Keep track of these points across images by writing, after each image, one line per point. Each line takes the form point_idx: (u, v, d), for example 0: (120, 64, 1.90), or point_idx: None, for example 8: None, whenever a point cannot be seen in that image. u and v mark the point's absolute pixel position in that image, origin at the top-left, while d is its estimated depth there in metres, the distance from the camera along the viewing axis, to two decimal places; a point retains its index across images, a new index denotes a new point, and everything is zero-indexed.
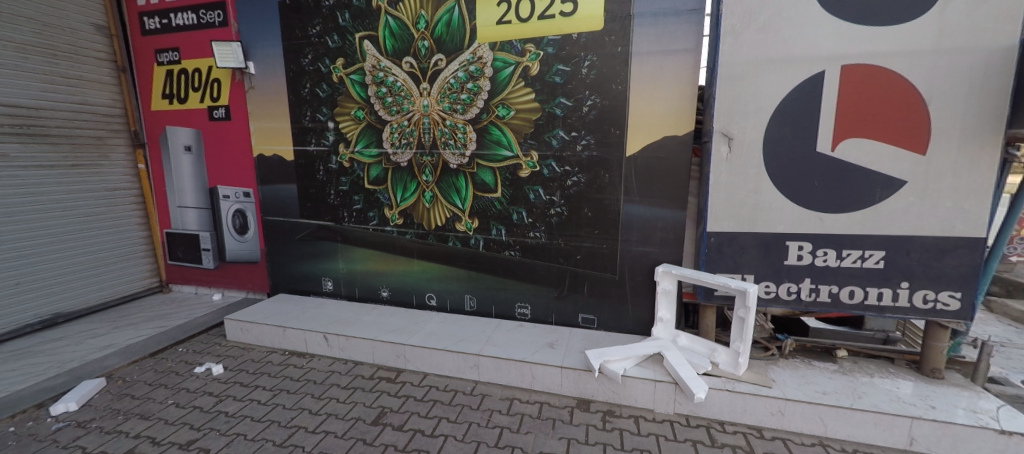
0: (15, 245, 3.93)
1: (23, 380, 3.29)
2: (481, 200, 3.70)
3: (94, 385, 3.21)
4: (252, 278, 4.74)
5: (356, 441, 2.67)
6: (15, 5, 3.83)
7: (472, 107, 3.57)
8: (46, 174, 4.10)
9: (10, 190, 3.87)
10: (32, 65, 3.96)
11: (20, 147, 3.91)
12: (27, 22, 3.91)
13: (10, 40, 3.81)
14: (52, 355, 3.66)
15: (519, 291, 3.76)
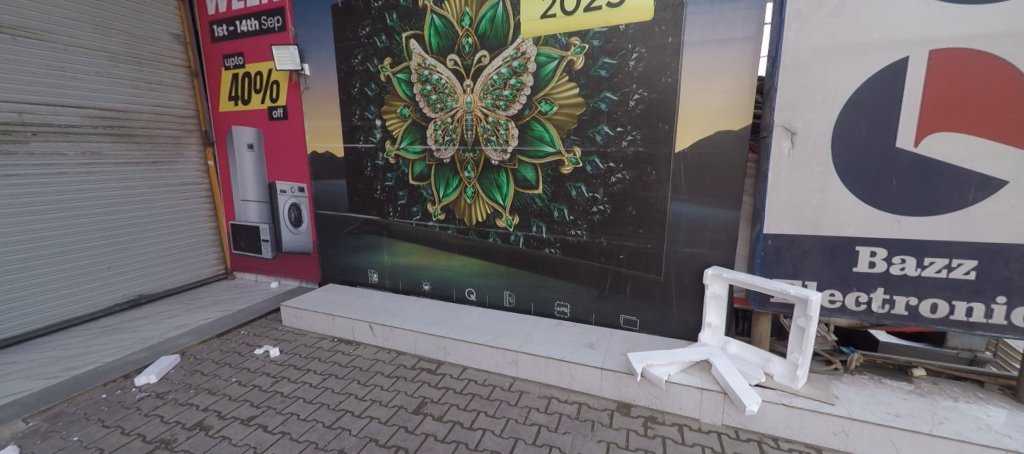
0: (107, 231, 4.35)
1: (112, 353, 3.64)
2: (522, 197, 3.67)
3: (171, 361, 3.50)
4: (305, 268, 4.99)
5: (399, 428, 2.73)
6: (107, 19, 4.22)
7: (515, 104, 3.54)
8: (133, 170, 4.51)
9: (104, 182, 4.28)
10: (121, 73, 4.34)
11: (112, 146, 4.32)
12: (118, 34, 4.30)
13: (104, 50, 4.21)
14: (137, 332, 4.03)
15: (559, 289, 3.70)
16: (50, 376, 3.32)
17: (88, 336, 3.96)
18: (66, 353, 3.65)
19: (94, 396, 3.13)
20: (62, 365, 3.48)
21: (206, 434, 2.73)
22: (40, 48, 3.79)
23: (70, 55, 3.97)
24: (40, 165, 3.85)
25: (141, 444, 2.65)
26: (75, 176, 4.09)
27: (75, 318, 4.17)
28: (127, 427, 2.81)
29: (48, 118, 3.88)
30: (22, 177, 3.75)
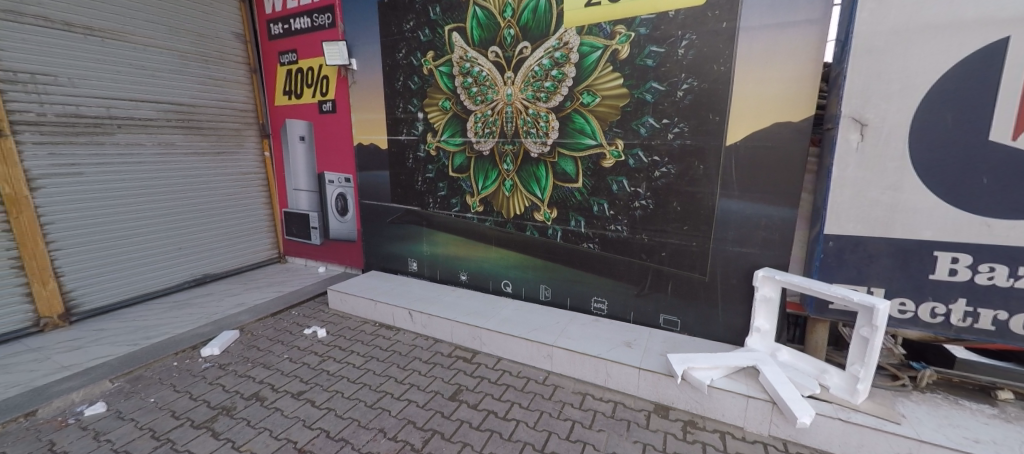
0: (179, 215, 4.70)
1: (181, 326, 3.94)
2: (561, 191, 3.61)
3: (231, 335, 3.74)
4: (349, 255, 5.18)
5: (435, 413, 2.78)
6: (179, 21, 4.51)
7: (556, 95, 3.48)
8: (201, 160, 4.83)
9: (176, 170, 4.62)
10: (191, 70, 4.65)
11: (183, 138, 4.64)
12: (189, 34, 4.60)
13: (177, 49, 4.51)
14: (202, 308, 4.35)
15: (597, 286, 3.62)
16: (131, 343, 3.64)
17: (162, 309, 4.31)
18: (143, 324, 3.99)
19: (166, 363, 3.40)
20: (141, 334, 3.80)
21: (261, 404, 2.90)
22: (124, 50, 4.12)
23: (149, 55, 4.30)
24: (124, 155, 4.21)
25: (206, 410, 2.85)
26: (153, 164, 4.43)
27: (151, 292, 4.54)
28: (194, 393, 3.03)
29: (130, 112, 4.22)
30: (109, 165, 4.12)
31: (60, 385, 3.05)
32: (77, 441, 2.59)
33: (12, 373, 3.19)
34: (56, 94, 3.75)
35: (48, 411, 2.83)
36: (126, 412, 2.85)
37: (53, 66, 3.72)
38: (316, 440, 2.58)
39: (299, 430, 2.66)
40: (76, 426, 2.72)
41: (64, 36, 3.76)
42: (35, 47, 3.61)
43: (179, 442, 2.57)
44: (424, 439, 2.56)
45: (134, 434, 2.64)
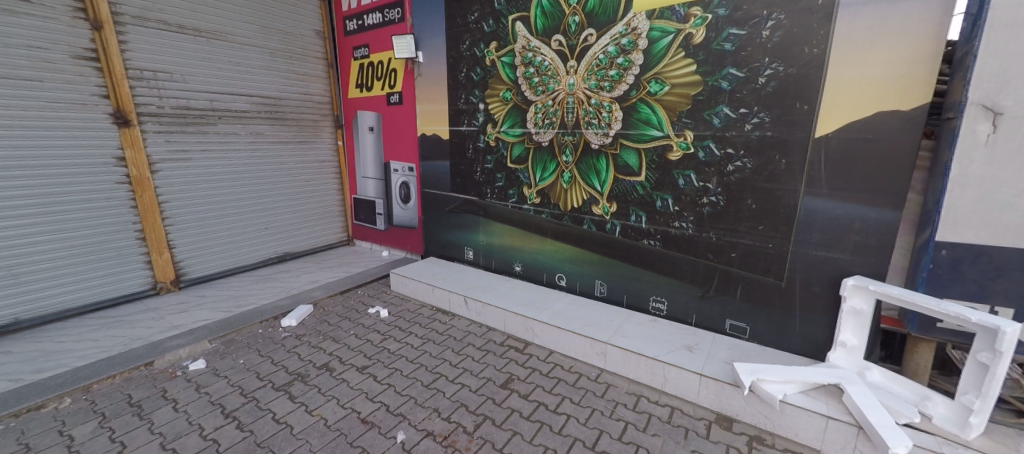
0: (267, 198, 5.13)
1: (264, 298, 4.32)
2: (622, 184, 3.47)
3: (306, 309, 4.04)
4: (410, 240, 5.38)
5: (487, 399, 2.81)
6: (270, 21, 4.87)
7: (620, 84, 3.33)
8: (285, 147, 5.22)
9: (264, 156, 5.04)
10: (280, 65, 5.02)
11: (271, 128, 5.04)
12: (278, 32, 4.95)
13: (268, 47, 4.89)
14: (283, 282, 4.73)
15: (657, 284, 3.45)
16: (225, 310, 4.05)
17: (250, 281, 4.75)
18: (234, 293, 4.43)
19: (253, 330, 3.75)
20: (233, 302, 4.22)
21: (330, 374, 3.10)
22: (225, 48, 4.54)
23: (245, 53, 4.70)
24: (224, 143, 4.66)
25: (284, 375, 3.11)
26: (245, 151, 4.86)
27: (241, 266, 5.00)
28: (275, 359, 3.31)
29: (229, 105, 4.65)
30: (211, 151, 4.58)
31: (170, 341, 3.46)
32: (184, 390, 2.94)
33: (135, 328, 3.67)
34: (172, 89, 4.21)
35: (162, 363, 3.24)
36: (221, 369, 3.18)
37: (169, 64, 4.17)
38: (377, 412, 2.70)
39: (362, 401, 2.81)
40: (183, 378, 3.08)
41: (177, 37, 4.20)
42: (157, 48, 4.07)
43: (261, 401, 2.82)
44: (476, 423, 2.60)
45: (226, 389, 2.94)
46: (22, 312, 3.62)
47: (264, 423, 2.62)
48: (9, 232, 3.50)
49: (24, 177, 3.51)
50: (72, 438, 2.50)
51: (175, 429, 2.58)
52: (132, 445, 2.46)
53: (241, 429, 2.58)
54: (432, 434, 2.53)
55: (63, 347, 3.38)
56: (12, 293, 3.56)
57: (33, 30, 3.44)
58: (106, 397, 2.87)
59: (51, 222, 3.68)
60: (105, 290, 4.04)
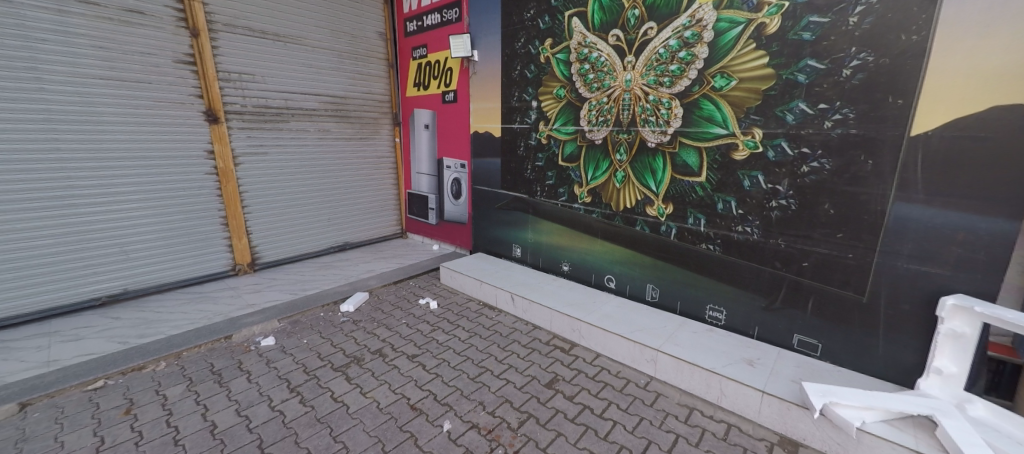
0: (331, 191, 5.42)
1: (326, 283, 4.57)
2: (680, 184, 3.29)
3: (362, 296, 4.23)
4: (460, 235, 5.46)
5: (532, 397, 2.78)
6: (338, 24, 5.12)
7: (681, 80, 3.16)
8: (349, 142, 5.49)
9: (332, 150, 5.33)
10: (346, 66, 5.27)
11: (336, 125, 5.32)
12: (344, 35, 5.20)
13: (336, 49, 5.15)
14: (342, 270, 4.98)
15: (714, 292, 3.25)
16: (292, 292, 4.33)
17: (314, 268, 5.05)
18: (300, 278, 4.72)
19: (316, 313, 3.97)
20: (299, 285, 4.51)
21: (383, 360, 3.21)
22: (300, 51, 4.84)
23: (316, 55, 4.99)
24: (295, 138, 4.97)
25: (342, 357, 3.26)
26: (313, 146, 5.16)
27: (307, 253, 5.32)
28: (334, 341, 3.48)
29: (300, 103, 4.95)
30: (285, 146, 4.91)
31: (246, 318, 3.75)
32: (256, 364, 3.17)
33: (217, 304, 4.03)
34: (254, 89, 4.55)
35: (239, 337, 3.52)
36: (288, 347, 3.40)
37: (253, 67, 4.51)
38: (425, 400, 2.76)
39: (411, 388, 2.88)
40: (256, 352, 3.33)
41: (259, 42, 4.53)
42: (243, 52, 4.42)
43: (322, 380, 2.97)
44: (520, 420, 2.58)
45: (292, 366, 3.13)
46: (129, 284, 4.08)
47: (324, 400, 2.76)
48: (121, 212, 3.94)
49: (134, 166, 3.95)
50: (165, 398, 2.78)
51: (248, 398, 2.79)
52: (212, 409, 2.68)
53: (304, 403, 2.74)
54: (476, 426, 2.54)
55: (160, 317, 3.77)
56: (121, 268, 4.01)
57: (145, 38, 3.85)
58: (193, 364, 3.16)
59: (153, 205, 4.10)
60: (194, 267, 4.45)
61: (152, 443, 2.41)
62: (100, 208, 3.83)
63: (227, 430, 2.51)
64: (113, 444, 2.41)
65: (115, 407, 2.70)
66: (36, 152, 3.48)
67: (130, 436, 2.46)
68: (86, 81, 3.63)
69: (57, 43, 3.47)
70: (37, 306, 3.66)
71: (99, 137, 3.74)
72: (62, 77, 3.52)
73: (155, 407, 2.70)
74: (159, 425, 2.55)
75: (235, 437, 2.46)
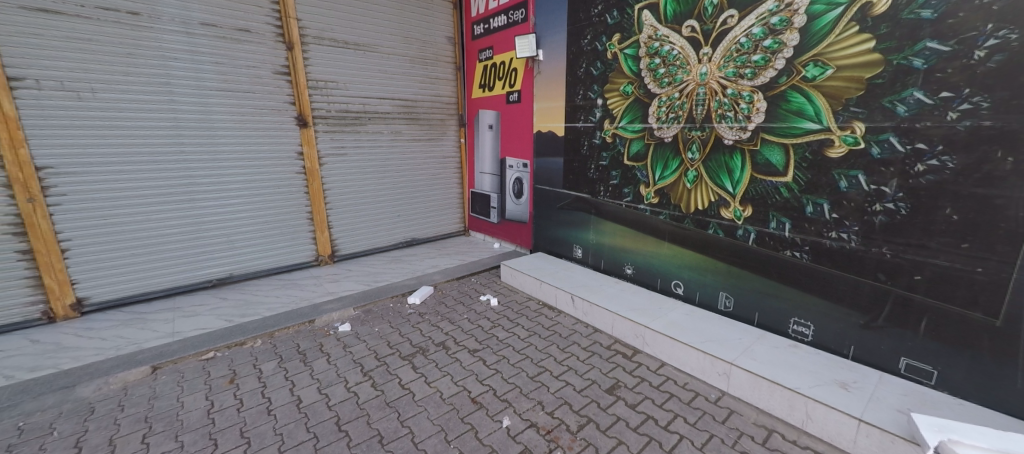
0: (402, 189, 5.67)
1: (395, 276, 4.79)
2: (762, 184, 3.02)
3: (427, 290, 4.38)
4: (521, 235, 5.46)
5: (591, 402, 2.69)
6: (410, 31, 5.35)
7: (765, 71, 2.89)
8: (418, 142, 5.71)
9: (404, 150, 5.59)
10: (417, 71, 5.49)
11: (407, 127, 5.56)
12: (416, 42, 5.42)
13: (408, 55, 5.38)
14: (410, 264, 5.20)
15: (800, 304, 2.94)
16: (365, 283, 4.59)
17: (385, 261, 5.32)
18: (373, 270, 5.00)
19: (386, 303, 4.17)
20: (372, 277, 4.77)
21: (445, 352, 3.29)
22: (378, 59, 5.13)
23: (392, 61, 5.25)
24: (370, 140, 5.26)
25: (409, 346, 3.39)
26: (387, 146, 5.43)
27: (379, 248, 5.62)
28: (402, 331, 3.64)
29: (376, 107, 5.24)
30: (363, 147, 5.21)
31: (327, 305, 4.04)
32: (334, 347, 3.39)
33: (302, 291, 4.38)
34: (337, 95, 4.88)
35: (321, 322, 3.79)
36: (362, 334, 3.60)
37: (336, 75, 4.84)
38: (485, 395, 2.78)
39: (472, 382, 2.92)
40: (334, 336, 3.57)
41: (343, 52, 4.85)
42: (329, 61, 4.76)
43: (390, 366, 3.11)
44: (580, 424, 2.51)
45: (364, 352, 3.31)
46: (234, 269, 4.56)
47: (392, 386, 2.89)
48: (229, 205, 4.41)
49: (240, 164, 4.41)
50: (261, 372, 3.07)
51: (327, 378, 2.99)
52: (297, 385, 2.91)
53: (375, 387, 2.88)
54: (535, 425, 2.51)
55: (257, 300, 4.18)
56: (228, 255, 4.50)
57: (250, 53, 4.28)
58: (283, 343, 3.46)
59: (255, 200, 4.56)
60: (285, 257, 4.88)
61: (250, 411, 2.67)
62: (214, 201, 4.32)
63: (310, 406, 2.71)
64: (220, 408, 2.69)
65: (221, 376, 3.03)
66: (166, 151, 4.00)
67: (233, 402, 2.74)
68: (206, 92, 4.11)
69: (184, 61, 3.96)
70: (163, 285, 4.19)
71: (214, 140, 4.22)
72: (187, 89, 4.01)
73: (252, 379, 2.99)
74: (255, 395, 2.81)
75: (316, 413, 2.64)
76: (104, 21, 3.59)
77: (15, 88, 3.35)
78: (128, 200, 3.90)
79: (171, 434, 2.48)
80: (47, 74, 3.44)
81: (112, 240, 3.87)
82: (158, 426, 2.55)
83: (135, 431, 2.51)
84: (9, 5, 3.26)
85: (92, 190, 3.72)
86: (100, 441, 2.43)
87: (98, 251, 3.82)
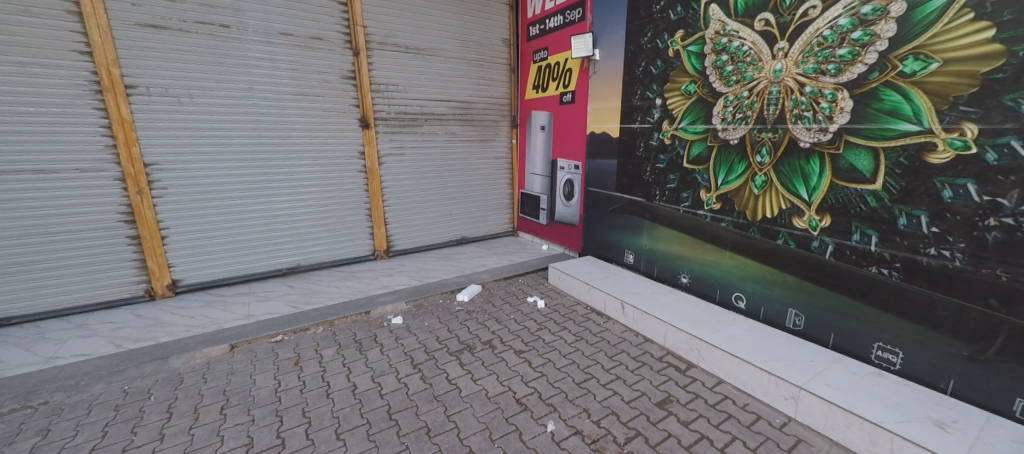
0: (455, 188, 5.76)
1: (445, 273, 4.86)
2: (843, 191, 2.72)
3: (476, 289, 4.40)
4: (570, 237, 5.35)
5: (641, 414, 2.56)
6: (468, 34, 5.41)
7: (853, 66, 2.60)
8: (472, 143, 5.78)
9: (458, 150, 5.67)
10: (473, 73, 5.55)
11: (462, 128, 5.64)
12: (473, 44, 5.48)
13: (465, 58, 5.45)
14: (460, 263, 5.25)
15: (887, 327, 2.62)
16: (417, 278, 4.70)
17: (436, 258, 5.42)
18: (424, 266, 5.11)
19: (436, 299, 4.24)
20: (423, 273, 4.87)
21: (491, 351, 3.28)
22: (437, 62, 5.24)
23: (450, 64, 5.34)
24: (426, 140, 5.38)
25: (457, 343, 3.42)
26: (443, 146, 5.54)
27: (431, 245, 5.74)
28: (450, 327, 3.67)
29: (433, 110, 5.35)
30: (420, 147, 5.35)
31: (381, 297, 4.18)
32: (387, 338, 3.49)
33: (359, 283, 4.56)
34: (397, 97, 5.04)
35: (376, 314, 3.92)
36: (413, 327, 3.68)
37: (396, 78, 4.99)
38: (530, 397, 2.73)
39: (517, 383, 2.88)
40: (387, 328, 3.68)
41: (404, 56, 5.00)
42: (391, 65, 4.92)
43: (438, 361, 3.14)
44: (628, 436, 2.39)
45: (414, 345, 3.38)
46: (300, 259, 4.84)
47: (440, 380, 2.91)
48: (299, 200, 4.69)
49: (311, 161, 4.68)
50: (322, 357, 3.22)
51: (380, 367, 3.08)
52: (353, 372, 3.02)
53: (423, 380, 2.92)
54: (581, 433, 2.42)
55: (319, 289, 4.40)
56: (296, 246, 4.78)
57: (321, 59, 4.52)
58: (341, 331, 3.62)
59: (321, 195, 4.81)
60: (345, 250, 5.11)
61: (311, 393, 2.80)
62: (287, 196, 4.61)
63: (364, 392, 2.79)
64: (285, 388, 2.85)
65: (287, 358, 3.21)
66: (248, 148, 4.32)
67: (297, 383, 2.89)
68: (283, 95, 4.39)
69: (265, 68, 4.25)
70: (239, 272, 4.53)
71: (287, 139, 4.50)
72: (267, 93, 4.31)
73: (314, 363, 3.14)
74: (316, 378, 2.95)
75: (369, 400, 2.72)
76: (199, 34, 3.93)
77: (129, 95, 3.75)
78: (214, 194, 4.24)
79: (244, 408, 2.66)
80: (155, 82, 3.82)
81: (199, 229, 4.23)
82: (234, 399, 2.74)
83: (214, 402, 2.71)
84: (127, 22, 3.65)
85: (185, 183, 4.09)
86: (186, 408, 2.66)
87: (188, 239, 4.19)
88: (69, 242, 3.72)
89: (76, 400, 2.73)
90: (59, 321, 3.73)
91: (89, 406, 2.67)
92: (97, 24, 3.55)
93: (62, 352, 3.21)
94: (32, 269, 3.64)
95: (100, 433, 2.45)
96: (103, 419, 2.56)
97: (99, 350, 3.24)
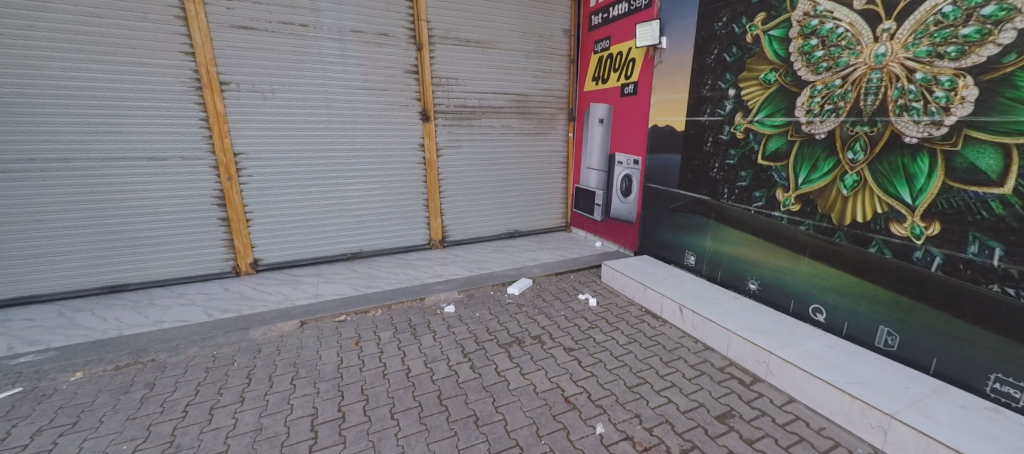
0: (511, 180, 5.74)
1: (497, 266, 4.86)
2: (960, 195, 2.34)
3: (527, 282, 4.35)
4: (625, 235, 5.14)
5: (697, 426, 2.38)
6: (529, 26, 5.33)
7: (982, 47, 2.22)
8: (529, 135, 5.70)
9: (515, 143, 5.63)
10: (532, 65, 5.47)
11: (519, 121, 5.58)
12: (533, 36, 5.39)
13: (526, 50, 5.37)
14: (512, 255, 5.23)
15: (1011, 354, 2.23)
16: (470, 269, 4.75)
17: (488, 250, 5.43)
18: (477, 257, 5.15)
19: (488, 291, 4.25)
20: (476, 264, 4.91)
21: (541, 347, 3.21)
22: (498, 55, 5.22)
23: (509, 57, 5.29)
24: (484, 133, 5.39)
25: (507, 335, 3.39)
26: (501, 138, 5.52)
27: (484, 237, 5.77)
28: (500, 319, 3.65)
29: (491, 102, 5.35)
30: (478, 139, 5.37)
31: (436, 286, 4.26)
32: (440, 326, 3.55)
33: (414, 270, 4.69)
34: (457, 91, 5.09)
35: (430, 301, 4.00)
36: (464, 317, 3.71)
37: (456, 72, 5.03)
38: (578, 397, 2.64)
39: (565, 380, 2.80)
40: (440, 316, 3.74)
41: (466, 49, 5.03)
42: (453, 59, 4.97)
43: (487, 352, 3.13)
44: (683, 448, 2.23)
45: (465, 334, 3.40)
46: (363, 246, 5.06)
47: (489, 371, 2.90)
48: (363, 189, 4.89)
49: (375, 151, 4.86)
50: (380, 338, 3.34)
51: (432, 353, 3.13)
52: (407, 355, 3.09)
53: (473, 369, 2.92)
54: (631, 439, 2.30)
55: (378, 274, 4.58)
56: (359, 233, 5.00)
57: (387, 55, 4.66)
58: (398, 316, 3.73)
59: (384, 185, 4.99)
60: (403, 238, 5.26)
61: (369, 371, 2.90)
62: (353, 185, 4.83)
63: (417, 376, 2.85)
64: (346, 365, 2.98)
65: (349, 337, 3.36)
66: (320, 139, 4.56)
67: (357, 362, 3.01)
68: (353, 89, 4.58)
69: (336, 64, 4.45)
70: (308, 255, 4.81)
71: (354, 131, 4.70)
72: (339, 87, 4.51)
73: (373, 344, 3.26)
74: (374, 358, 3.06)
75: (421, 384, 2.76)
76: (280, 34, 4.18)
77: (224, 90, 4.09)
78: (289, 182, 4.52)
79: (311, 380, 2.81)
80: (244, 79, 4.13)
81: (275, 214, 4.54)
82: (303, 371, 2.91)
83: (286, 372, 2.89)
84: (222, 24, 3.97)
85: (264, 171, 4.40)
86: (262, 376, 2.86)
87: (265, 223, 4.52)
88: (173, 221, 4.14)
89: (176, 360, 3.05)
90: (164, 289, 4.18)
91: (185, 366, 2.96)
92: (198, 26, 3.88)
93: (167, 317, 3.60)
94: (145, 243, 4.10)
95: (193, 391, 2.71)
96: (196, 379, 2.83)
97: (195, 317, 3.59)
